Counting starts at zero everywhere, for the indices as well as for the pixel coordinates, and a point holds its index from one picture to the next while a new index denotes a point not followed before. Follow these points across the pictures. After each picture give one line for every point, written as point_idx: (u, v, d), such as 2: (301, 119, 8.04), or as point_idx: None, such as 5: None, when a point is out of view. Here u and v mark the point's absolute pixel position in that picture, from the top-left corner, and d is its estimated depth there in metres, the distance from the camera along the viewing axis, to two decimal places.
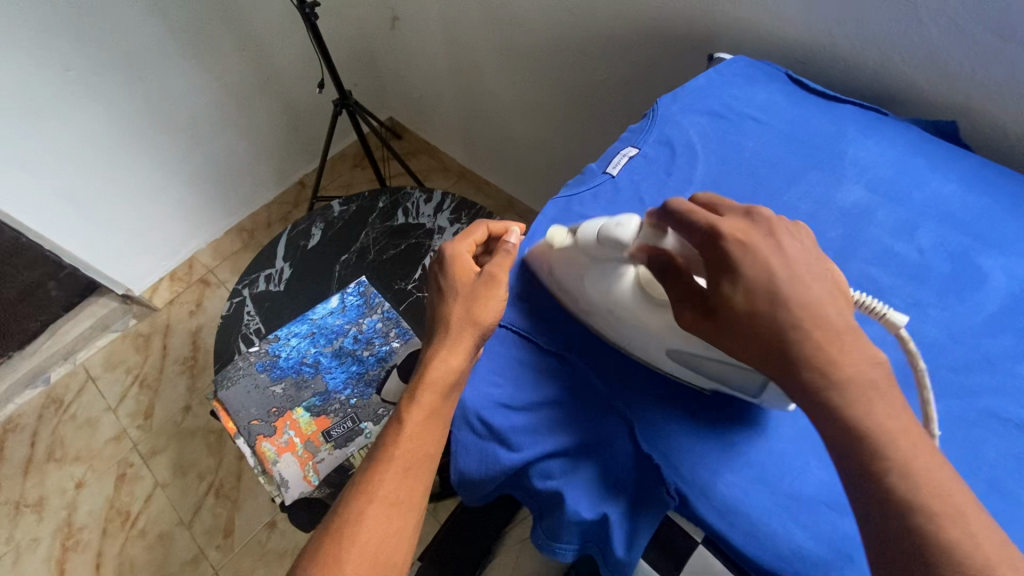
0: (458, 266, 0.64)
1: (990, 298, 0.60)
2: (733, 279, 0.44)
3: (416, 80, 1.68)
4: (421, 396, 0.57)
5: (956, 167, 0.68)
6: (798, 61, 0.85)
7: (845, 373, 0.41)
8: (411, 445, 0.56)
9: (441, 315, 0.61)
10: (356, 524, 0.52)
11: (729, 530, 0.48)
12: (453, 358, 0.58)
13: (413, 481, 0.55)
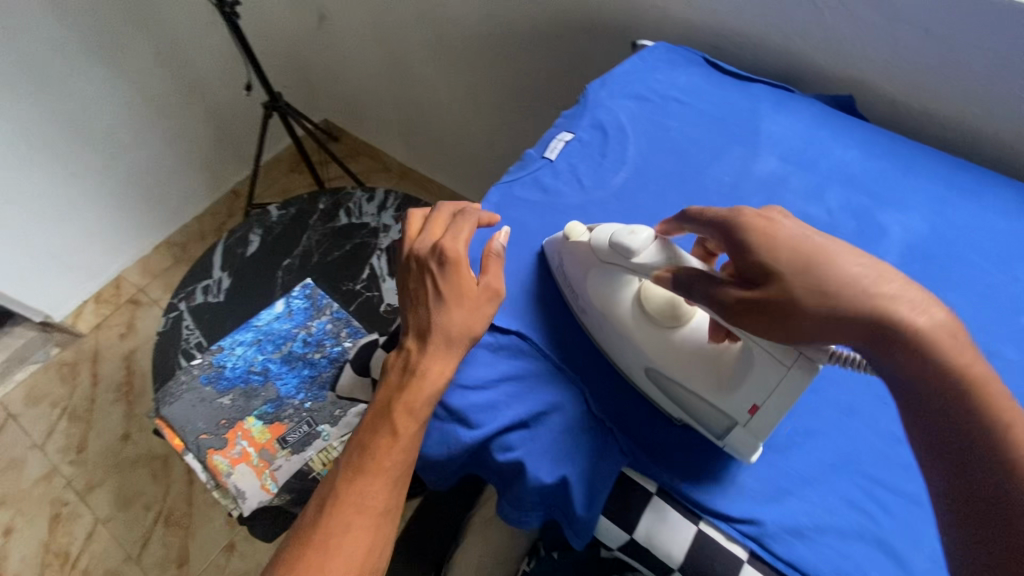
0: (456, 267, 0.58)
1: (889, 250, 0.66)
2: (774, 246, 0.44)
3: (348, 80, 1.65)
4: (405, 407, 0.54)
5: (853, 136, 0.75)
6: (711, 46, 0.91)
7: (935, 318, 0.40)
8: (393, 457, 0.54)
9: (433, 322, 0.57)
10: (343, 536, 0.51)
11: (678, 472, 0.53)
12: (445, 372, 0.56)
13: (396, 489, 0.54)
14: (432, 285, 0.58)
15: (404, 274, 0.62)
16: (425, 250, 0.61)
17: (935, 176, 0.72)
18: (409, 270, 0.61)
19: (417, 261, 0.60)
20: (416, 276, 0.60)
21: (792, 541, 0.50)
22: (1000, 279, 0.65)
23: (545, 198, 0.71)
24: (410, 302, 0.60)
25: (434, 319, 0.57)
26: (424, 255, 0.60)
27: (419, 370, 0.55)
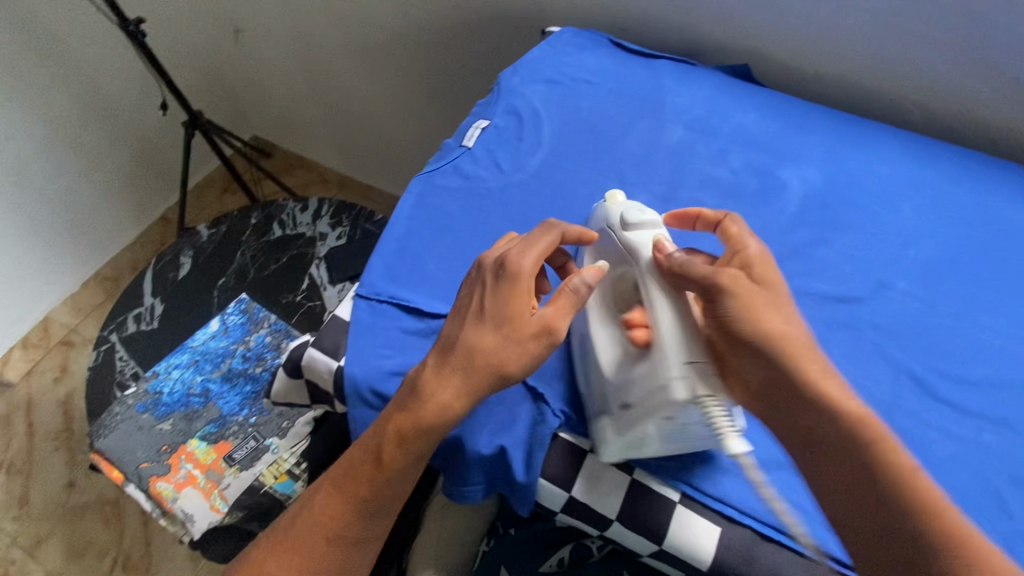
0: (518, 278, 0.52)
1: (789, 201, 0.71)
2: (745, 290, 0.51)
3: (271, 92, 1.61)
4: (394, 442, 0.51)
5: (750, 101, 0.80)
6: (618, 28, 0.95)
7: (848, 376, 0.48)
8: (369, 488, 0.52)
9: (468, 339, 0.51)
10: (314, 545, 0.54)
11: None
12: (450, 407, 0.50)
13: (370, 518, 0.54)
14: (488, 291, 0.52)
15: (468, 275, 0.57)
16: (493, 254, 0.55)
17: (826, 130, 0.77)
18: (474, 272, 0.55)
19: (482, 263, 0.55)
20: (479, 280, 0.54)
21: (720, 477, 0.52)
22: (892, 217, 0.70)
23: (466, 184, 0.72)
24: (457, 311, 0.54)
25: (468, 338, 0.51)
26: (489, 258, 0.55)
27: (427, 400, 0.50)
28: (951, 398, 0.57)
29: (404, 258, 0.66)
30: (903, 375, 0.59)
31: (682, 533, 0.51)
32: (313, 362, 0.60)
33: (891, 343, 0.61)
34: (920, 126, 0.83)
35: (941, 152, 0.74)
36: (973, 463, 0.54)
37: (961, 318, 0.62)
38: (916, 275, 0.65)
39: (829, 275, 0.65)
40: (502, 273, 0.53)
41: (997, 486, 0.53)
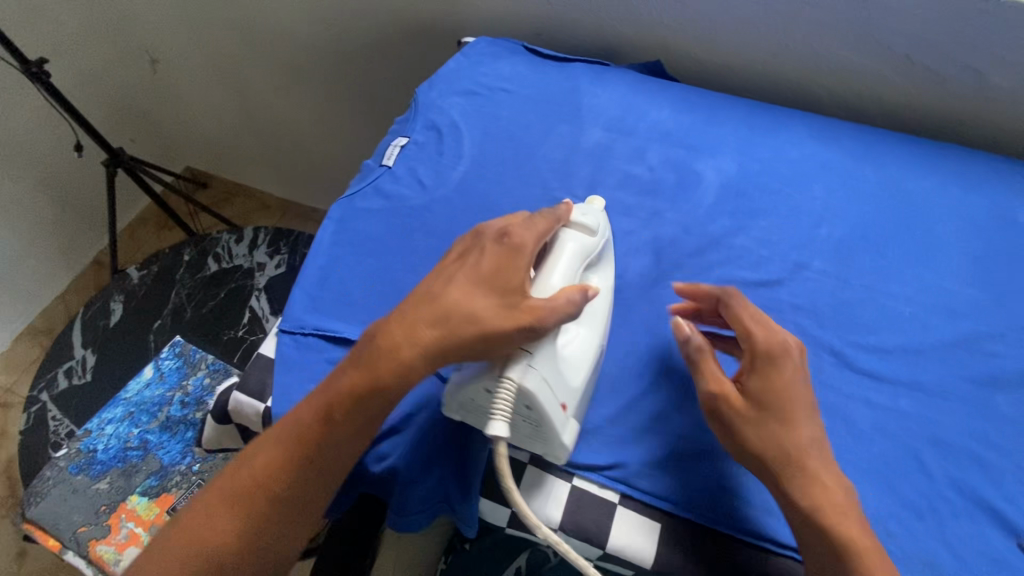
0: (520, 247, 0.49)
1: (706, 193, 0.73)
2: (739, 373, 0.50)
3: (194, 123, 1.53)
4: (343, 391, 0.47)
5: (664, 97, 0.81)
6: (535, 32, 0.96)
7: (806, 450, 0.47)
8: (309, 440, 0.48)
9: (449, 295, 0.47)
10: (240, 506, 0.48)
11: None
12: (405, 355, 0.46)
13: (310, 481, 0.48)
14: (485, 253, 0.49)
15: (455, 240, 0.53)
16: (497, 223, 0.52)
17: (737, 119, 0.79)
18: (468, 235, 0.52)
19: (481, 229, 0.51)
20: (472, 244, 0.50)
21: (656, 475, 0.53)
22: (804, 198, 0.72)
23: (388, 204, 0.71)
24: (443, 270, 0.50)
25: (445, 298, 0.47)
26: (491, 225, 0.51)
27: (382, 348, 0.47)
28: (868, 369, 0.59)
29: (328, 288, 0.64)
30: (822, 351, 0.61)
31: (621, 533, 0.52)
32: (240, 406, 0.58)
33: (810, 321, 0.63)
34: (829, 106, 0.86)
35: (846, 131, 0.77)
36: (890, 429, 0.56)
37: (874, 290, 0.65)
38: (830, 252, 0.67)
39: (749, 260, 0.67)
40: (507, 238, 0.49)
41: (915, 448, 0.55)
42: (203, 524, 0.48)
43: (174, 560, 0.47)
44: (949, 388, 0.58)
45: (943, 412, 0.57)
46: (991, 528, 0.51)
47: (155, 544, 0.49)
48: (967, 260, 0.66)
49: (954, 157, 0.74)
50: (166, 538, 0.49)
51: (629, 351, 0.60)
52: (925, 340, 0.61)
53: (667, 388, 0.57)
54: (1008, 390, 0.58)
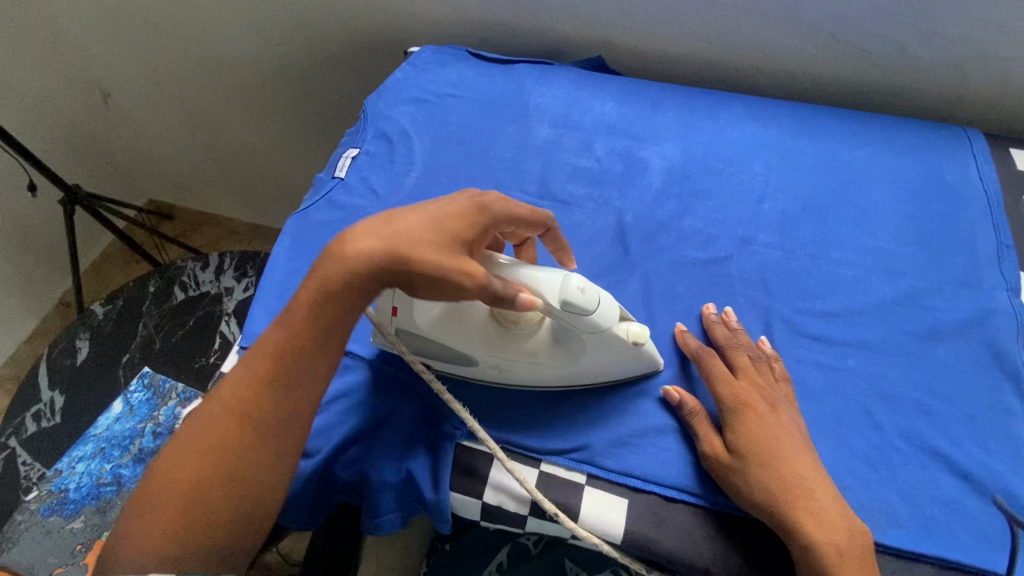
0: (484, 209, 0.49)
1: (653, 178, 0.75)
2: (731, 387, 0.55)
3: (151, 154, 1.51)
4: (301, 302, 0.48)
5: (607, 90, 0.84)
6: (480, 38, 0.98)
7: (784, 446, 0.51)
8: (274, 353, 0.48)
9: (405, 221, 0.47)
10: (212, 430, 0.48)
11: (518, 428, 0.56)
12: (352, 262, 0.47)
13: (275, 391, 0.48)
14: (449, 201, 0.49)
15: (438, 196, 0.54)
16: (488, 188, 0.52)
17: (679, 106, 0.82)
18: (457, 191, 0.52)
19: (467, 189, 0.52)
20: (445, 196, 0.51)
21: (619, 454, 0.55)
22: (746, 177, 0.74)
23: (343, 215, 0.72)
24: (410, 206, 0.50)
25: (396, 224, 0.47)
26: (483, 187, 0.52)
27: (332, 254, 0.48)
28: (816, 333, 0.62)
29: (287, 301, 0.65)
30: (772, 320, 0.63)
31: (593, 514, 0.53)
32: None
33: (759, 293, 0.65)
34: (765, 87, 0.89)
35: (782, 110, 0.81)
36: (841, 387, 0.58)
37: (818, 258, 0.67)
38: (775, 226, 0.70)
39: (698, 240, 0.69)
40: (476, 199, 0.49)
41: (865, 404, 0.57)
42: (174, 456, 0.47)
43: (146, 494, 0.46)
44: (894, 344, 0.61)
45: (889, 367, 0.60)
46: (941, 473, 0.54)
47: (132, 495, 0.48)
48: (902, 222, 0.70)
49: (884, 127, 0.78)
50: (141, 482, 0.48)
51: None
52: (868, 300, 0.64)
53: (624, 369, 0.60)
54: (948, 340, 0.61)
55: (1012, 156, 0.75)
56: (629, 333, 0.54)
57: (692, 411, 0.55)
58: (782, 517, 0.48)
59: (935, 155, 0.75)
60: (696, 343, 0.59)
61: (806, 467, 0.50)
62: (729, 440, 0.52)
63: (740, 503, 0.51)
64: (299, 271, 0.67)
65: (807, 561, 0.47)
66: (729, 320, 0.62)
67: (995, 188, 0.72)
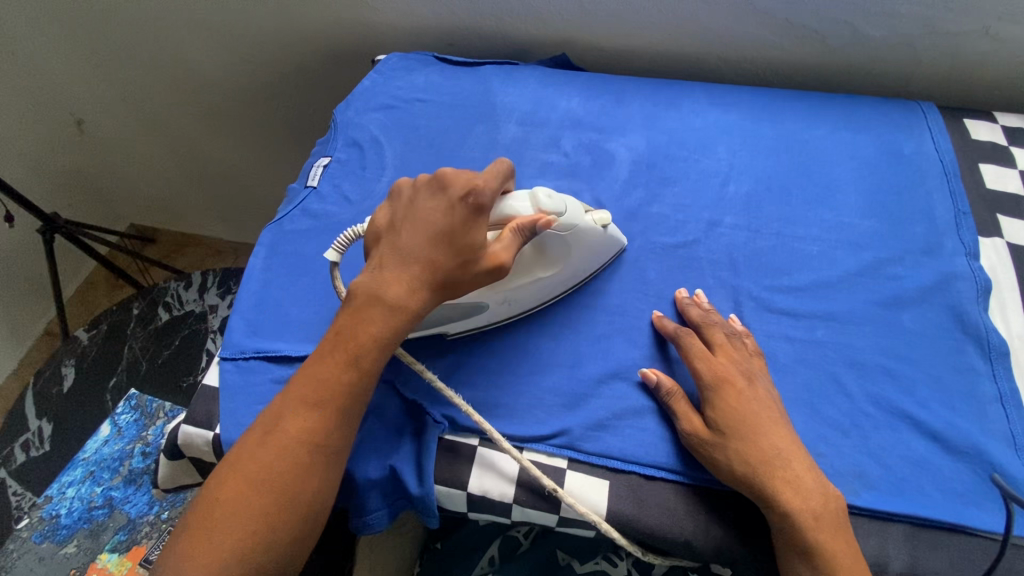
0: (484, 210, 0.53)
1: (620, 168, 0.76)
2: (709, 364, 0.56)
3: (130, 178, 1.50)
4: (359, 336, 0.50)
5: (572, 86, 0.85)
6: (446, 43, 1.00)
7: (762, 418, 0.53)
8: (338, 390, 0.49)
9: (422, 238, 0.52)
10: (279, 464, 0.47)
11: (498, 418, 0.57)
12: (410, 304, 0.51)
13: (342, 424, 0.49)
14: (450, 214, 0.53)
15: (404, 196, 0.56)
16: (462, 179, 0.54)
17: (642, 98, 0.83)
18: (428, 188, 0.55)
19: (443, 189, 0.54)
20: (431, 204, 0.53)
21: (599, 436, 0.56)
22: (710, 161, 0.76)
23: (316, 223, 0.73)
24: (408, 228, 0.53)
25: (424, 256, 0.51)
26: (457, 182, 0.54)
27: (383, 299, 0.51)
28: (785, 308, 0.63)
29: (265, 311, 0.66)
30: (741, 298, 0.65)
31: (575, 498, 0.54)
32: (190, 438, 0.59)
33: (727, 273, 0.67)
34: (727, 74, 0.92)
35: (743, 96, 0.82)
36: (810, 358, 0.60)
37: (783, 235, 0.69)
38: (740, 208, 0.72)
39: (666, 225, 0.71)
40: (470, 201, 0.53)
41: (834, 371, 0.59)
42: (242, 490, 0.46)
43: (218, 526, 0.45)
44: (860, 313, 0.63)
45: (857, 336, 0.61)
46: (909, 433, 0.55)
47: (184, 527, 0.47)
48: (863, 196, 0.72)
49: (841, 107, 0.80)
50: (198, 515, 0.46)
51: (561, 325, 0.63)
52: (834, 273, 0.66)
53: (597, 356, 0.61)
54: (911, 306, 0.63)
55: (965, 126, 0.78)
56: (597, 219, 0.62)
57: (669, 391, 0.56)
58: (761, 489, 0.50)
59: (892, 130, 0.77)
60: (673, 324, 0.60)
61: (782, 438, 0.52)
62: (709, 417, 0.53)
63: (721, 478, 0.52)
64: (276, 281, 0.68)
65: (784, 527, 0.49)
66: (701, 301, 0.63)
67: (951, 158, 0.74)
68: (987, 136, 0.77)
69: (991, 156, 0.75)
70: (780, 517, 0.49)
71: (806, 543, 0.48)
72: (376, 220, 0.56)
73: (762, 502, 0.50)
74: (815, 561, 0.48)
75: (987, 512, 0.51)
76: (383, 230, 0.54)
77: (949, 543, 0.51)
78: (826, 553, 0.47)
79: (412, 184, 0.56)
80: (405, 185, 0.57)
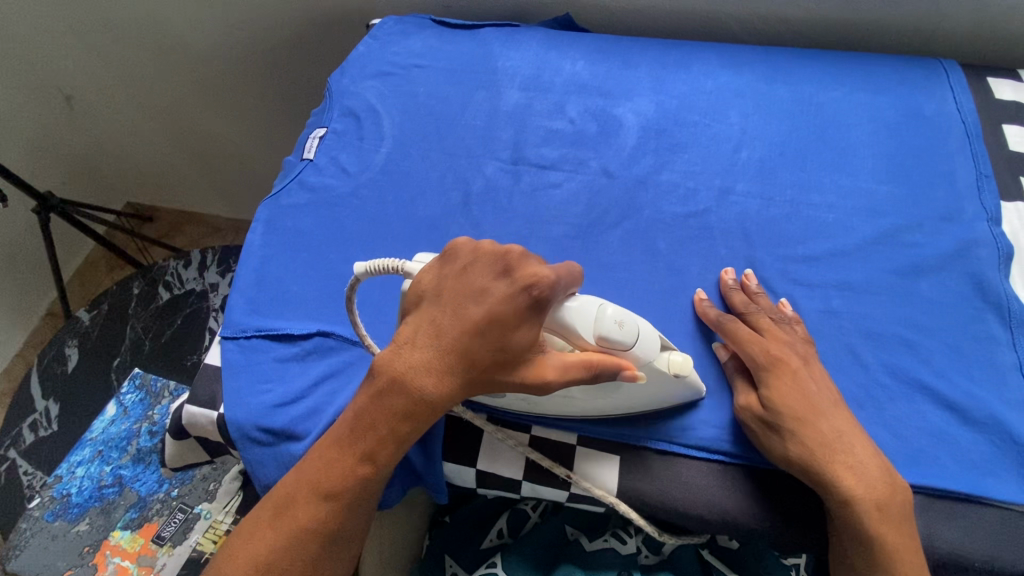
0: (545, 308, 0.46)
1: (628, 135, 0.73)
2: (763, 344, 0.54)
3: (123, 156, 1.46)
4: (376, 429, 0.46)
5: (576, 49, 0.82)
6: (443, 6, 0.96)
7: (818, 404, 0.50)
8: (352, 481, 0.46)
9: (463, 325, 0.44)
10: (291, 552, 0.46)
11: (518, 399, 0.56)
12: (437, 399, 0.45)
13: (354, 513, 0.47)
14: (506, 303, 0.44)
15: (460, 260, 0.47)
16: (529, 266, 0.46)
17: (651, 59, 0.80)
18: (491, 263, 0.46)
19: (507, 269, 0.46)
20: (489, 283, 0.45)
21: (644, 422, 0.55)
22: (721, 126, 0.73)
23: (314, 197, 0.71)
24: (451, 306, 0.45)
25: (465, 349, 0.44)
26: (523, 267, 0.46)
27: (408, 389, 0.45)
28: (799, 278, 0.62)
29: (266, 290, 0.64)
30: (755, 271, 0.63)
31: (587, 474, 0.54)
32: (194, 418, 0.58)
33: (740, 243, 0.65)
34: (738, 34, 0.87)
35: (756, 57, 0.79)
36: (826, 329, 0.58)
37: (798, 203, 0.67)
38: (752, 175, 0.69)
39: (678, 194, 0.68)
40: (532, 292, 0.45)
41: (849, 342, 0.58)
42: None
43: None
44: (877, 283, 0.61)
45: (874, 307, 0.59)
46: (926, 405, 0.54)
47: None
48: (881, 161, 0.69)
49: (858, 67, 0.77)
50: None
51: None
52: (851, 242, 0.63)
53: None
54: (930, 275, 0.61)
55: (988, 85, 0.74)
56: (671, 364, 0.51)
57: (732, 366, 0.56)
58: (820, 473, 0.48)
59: (912, 90, 0.74)
60: (716, 313, 0.58)
61: (842, 422, 0.50)
62: (764, 396, 0.51)
63: (776, 462, 0.50)
64: (276, 259, 0.66)
65: (843, 516, 0.47)
66: (750, 281, 0.61)
67: (973, 119, 0.71)
68: (1011, 95, 0.73)
69: (1014, 117, 0.72)
70: (840, 506, 0.47)
71: (866, 534, 0.46)
72: (421, 287, 0.47)
73: (823, 488, 0.48)
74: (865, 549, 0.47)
75: (1006, 483, 0.50)
76: (424, 295, 0.47)
77: (967, 514, 0.50)
78: (887, 545, 0.46)
79: (472, 250, 0.47)
80: (462, 247, 0.48)
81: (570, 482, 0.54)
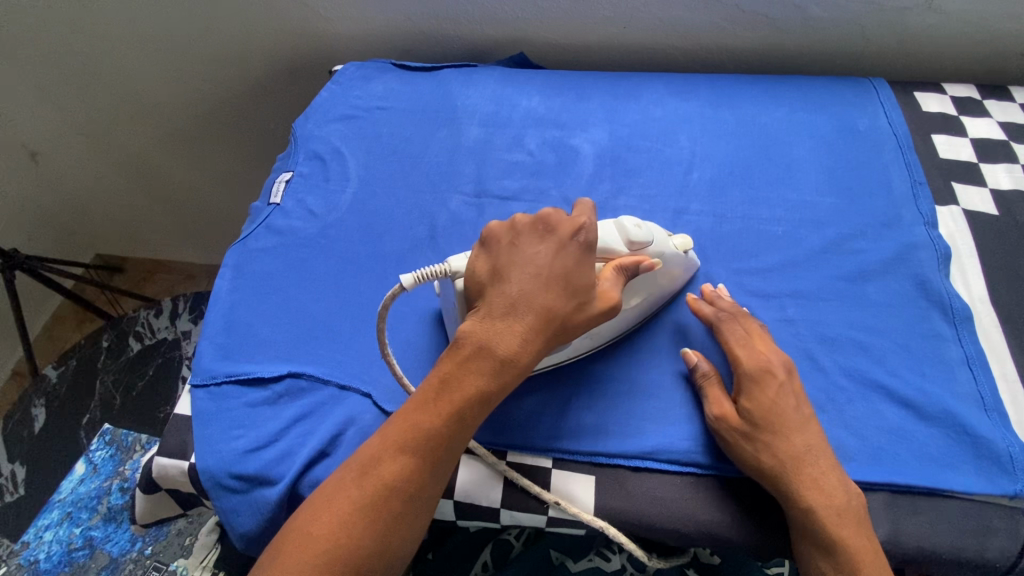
0: (592, 249, 0.53)
1: (585, 164, 0.76)
2: (754, 352, 0.55)
3: (92, 207, 1.44)
4: (465, 387, 0.48)
5: (532, 85, 0.85)
6: (402, 49, 1.01)
7: (797, 418, 0.52)
8: (441, 441, 0.48)
9: (533, 281, 0.50)
10: (374, 510, 0.46)
11: (495, 428, 0.57)
12: (524, 355, 0.49)
13: (437, 475, 0.48)
14: (559, 255, 0.52)
15: (506, 236, 0.53)
16: (565, 222, 0.54)
17: (602, 91, 0.84)
18: (533, 232, 0.53)
19: (550, 231, 0.53)
20: (542, 246, 0.52)
21: (626, 435, 0.56)
22: (673, 150, 0.77)
23: (282, 240, 0.72)
24: (520, 269, 0.51)
25: (541, 301, 0.50)
26: (562, 224, 0.54)
27: (496, 350, 0.49)
28: (756, 289, 0.64)
29: (236, 335, 0.64)
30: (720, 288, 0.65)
31: (566, 498, 0.54)
32: (164, 470, 0.57)
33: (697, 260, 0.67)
34: (683, 63, 0.93)
35: (701, 84, 0.84)
36: (784, 337, 0.61)
37: (749, 219, 0.70)
38: (705, 195, 0.72)
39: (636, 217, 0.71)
40: (578, 241, 0.53)
41: (807, 348, 0.60)
42: (335, 535, 0.45)
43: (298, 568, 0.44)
44: (828, 289, 0.64)
45: (827, 312, 0.62)
46: (883, 403, 0.57)
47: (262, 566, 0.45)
48: (824, 174, 0.73)
49: (794, 89, 0.82)
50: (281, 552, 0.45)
51: None
52: (801, 252, 0.67)
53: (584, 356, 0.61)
54: (876, 279, 0.64)
55: (915, 99, 0.80)
56: (678, 245, 0.62)
57: (706, 374, 0.56)
58: (788, 486, 0.49)
59: (847, 108, 0.79)
60: (711, 310, 0.60)
61: (814, 436, 0.51)
62: (743, 407, 0.53)
63: (748, 472, 0.51)
64: (244, 303, 0.66)
65: (804, 522, 0.49)
66: (723, 293, 0.63)
67: (904, 130, 0.76)
68: (937, 107, 0.79)
69: (942, 127, 0.77)
70: (803, 514, 0.49)
71: (829, 540, 0.47)
72: (476, 270, 0.52)
73: (787, 500, 0.49)
74: (827, 548, 0.48)
75: (965, 473, 0.52)
76: (486, 272, 0.52)
77: (928, 507, 0.52)
78: (847, 550, 0.47)
79: (509, 227, 0.54)
80: (498, 230, 0.54)
81: (552, 506, 0.54)
